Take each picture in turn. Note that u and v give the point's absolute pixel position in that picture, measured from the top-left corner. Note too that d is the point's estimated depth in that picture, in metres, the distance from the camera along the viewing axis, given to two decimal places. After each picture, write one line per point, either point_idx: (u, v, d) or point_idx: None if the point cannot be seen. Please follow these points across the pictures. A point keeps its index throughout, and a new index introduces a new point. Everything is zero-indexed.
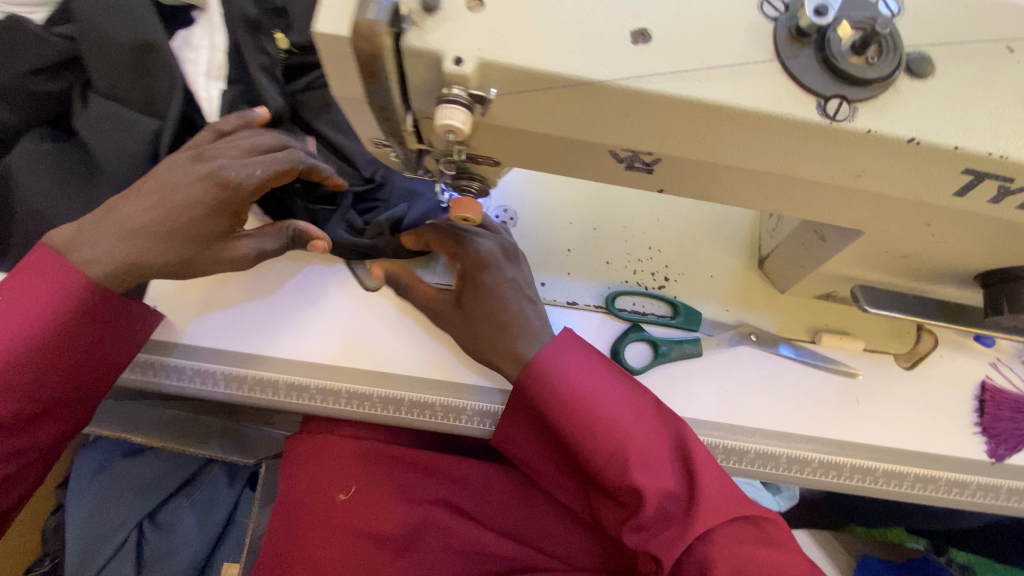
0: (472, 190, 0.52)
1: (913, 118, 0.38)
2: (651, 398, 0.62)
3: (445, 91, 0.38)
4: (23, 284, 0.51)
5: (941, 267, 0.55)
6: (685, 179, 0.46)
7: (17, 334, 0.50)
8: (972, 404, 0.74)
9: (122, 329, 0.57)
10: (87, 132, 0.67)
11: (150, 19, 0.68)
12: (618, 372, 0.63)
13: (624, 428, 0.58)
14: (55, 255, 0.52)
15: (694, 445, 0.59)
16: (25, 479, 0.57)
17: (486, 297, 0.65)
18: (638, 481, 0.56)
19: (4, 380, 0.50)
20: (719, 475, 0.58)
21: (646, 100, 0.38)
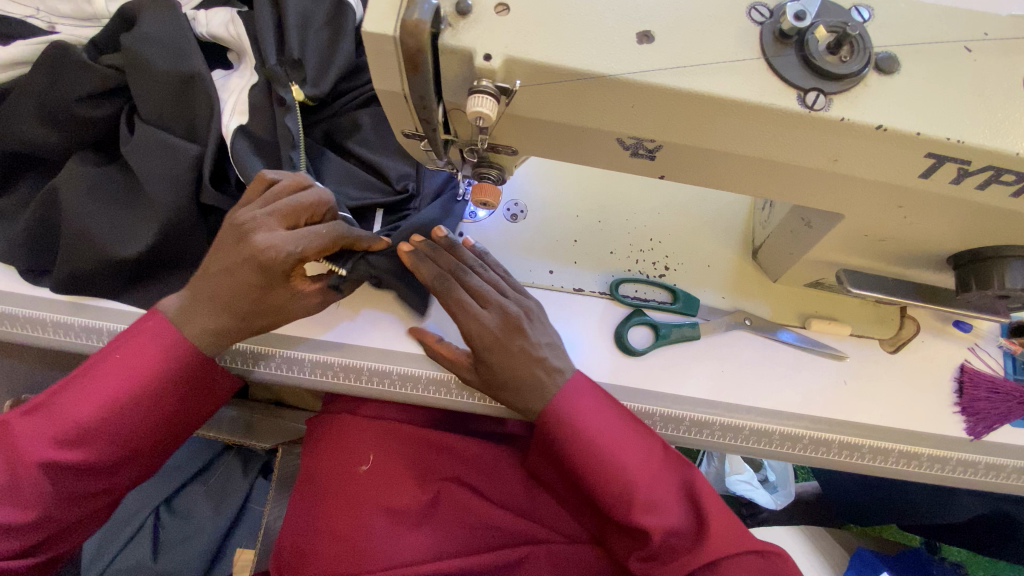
0: (491, 177, 0.57)
1: (882, 108, 0.43)
2: (657, 441, 0.67)
3: (475, 83, 0.43)
4: (138, 345, 0.61)
5: (916, 250, 0.60)
6: (683, 165, 0.51)
7: (125, 385, 0.60)
8: (952, 385, 0.80)
9: (203, 391, 0.65)
10: (132, 157, 0.73)
11: (194, 53, 0.74)
12: (629, 416, 0.67)
13: (633, 471, 0.63)
14: (167, 322, 0.63)
15: (697, 485, 0.65)
16: (87, 524, 0.64)
17: (505, 369, 0.65)
18: (644, 520, 0.61)
19: (107, 426, 0.59)
20: (722, 511, 0.64)
21: (649, 92, 0.43)
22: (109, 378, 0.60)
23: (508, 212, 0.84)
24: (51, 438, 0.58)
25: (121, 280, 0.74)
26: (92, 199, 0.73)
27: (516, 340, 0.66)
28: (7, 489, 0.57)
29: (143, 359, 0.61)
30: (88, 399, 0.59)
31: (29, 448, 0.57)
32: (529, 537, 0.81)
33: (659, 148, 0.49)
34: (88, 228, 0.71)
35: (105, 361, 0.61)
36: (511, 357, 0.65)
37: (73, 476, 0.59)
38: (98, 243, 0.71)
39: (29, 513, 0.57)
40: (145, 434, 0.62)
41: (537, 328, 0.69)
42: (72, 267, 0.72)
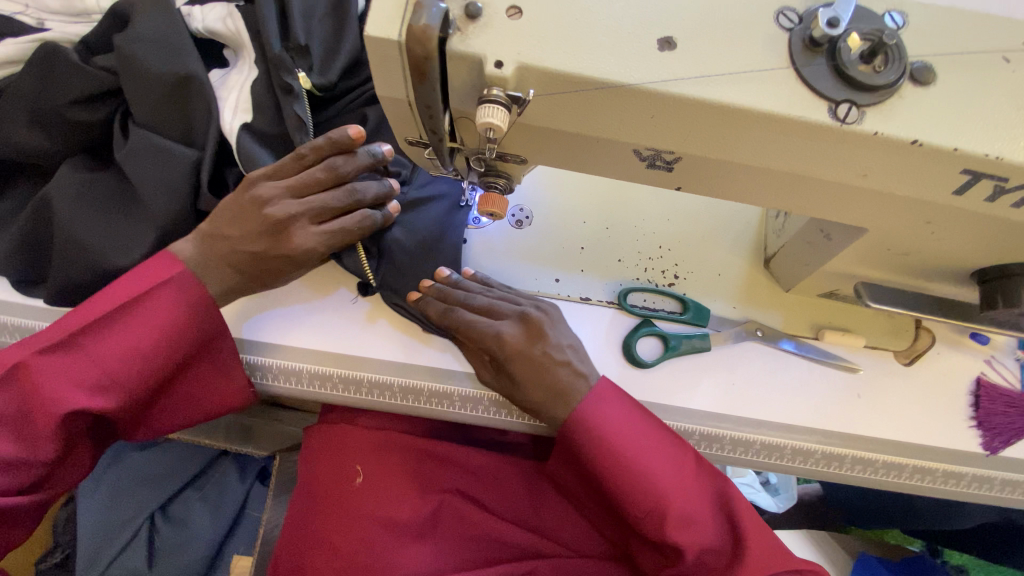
0: (498, 186, 0.55)
1: (917, 122, 0.41)
2: (690, 453, 0.64)
3: (485, 92, 0.41)
4: (159, 300, 0.60)
5: (939, 265, 0.58)
6: (701, 177, 0.49)
7: (142, 338, 0.59)
8: (967, 399, 0.78)
9: (218, 358, 0.65)
10: (126, 163, 0.70)
11: (190, 53, 0.71)
12: (660, 427, 0.65)
13: (666, 486, 0.61)
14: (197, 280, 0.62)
15: (733, 500, 0.62)
16: (75, 468, 0.62)
17: (532, 381, 0.65)
18: (678, 537, 0.60)
19: (120, 376, 0.58)
20: (759, 527, 0.62)
21: (671, 103, 0.41)
22: (140, 330, 0.59)
23: (513, 217, 0.81)
24: (75, 381, 0.57)
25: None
26: (85, 208, 0.70)
27: (536, 347, 0.66)
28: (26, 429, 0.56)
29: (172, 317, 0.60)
30: (118, 347, 0.59)
31: (52, 392, 0.56)
32: (534, 549, 0.80)
33: (678, 160, 0.47)
34: (82, 237, 0.69)
35: (125, 311, 0.60)
36: (531, 363, 0.65)
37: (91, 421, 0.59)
38: (93, 253, 0.68)
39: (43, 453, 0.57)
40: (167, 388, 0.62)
41: (555, 331, 0.69)
42: (63, 278, 0.69)
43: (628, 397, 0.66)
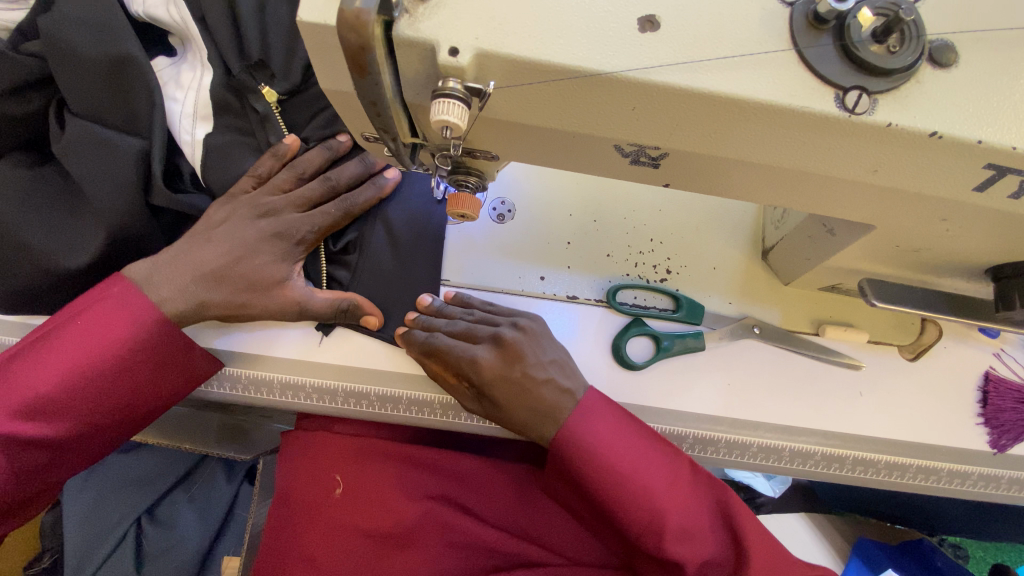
0: (470, 185, 0.50)
1: (935, 110, 0.36)
2: (685, 461, 0.62)
3: (440, 84, 0.35)
4: (105, 314, 0.58)
5: (952, 261, 0.53)
6: (690, 174, 0.44)
7: (91, 356, 0.57)
8: (975, 394, 0.74)
9: (172, 363, 0.61)
10: (67, 155, 0.65)
11: (125, 32, 0.64)
12: (653, 434, 0.62)
13: (661, 497, 0.58)
14: (136, 290, 0.59)
15: (730, 506, 0.60)
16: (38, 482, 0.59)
17: (516, 406, 0.60)
18: (679, 552, 0.57)
19: (70, 397, 0.56)
20: (759, 533, 0.59)
21: (651, 94, 0.35)
22: (73, 346, 0.57)
23: (494, 211, 0.76)
24: (17, 405, 0.55)
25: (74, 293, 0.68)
26: (28, 208, 0.65)
27: (517, 369, 0.60)
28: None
29: (106, 329, 0.57)
30: (54, 370, 0.56)
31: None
32: (521, 556, 0.77)
33: (664, 156, 0.41)
34: (28, 242, 0.65)
35: (76, 321, 0.58)
36: (514, 388, 0.60)
37: (36, 450, 0.57)
38: (42, 256, 0.64)
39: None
40: (115, 408, 0.59)
41: (537, 348, 0.63)
42: (13, 284, 0.65)
43: (617, 405, 0.63)
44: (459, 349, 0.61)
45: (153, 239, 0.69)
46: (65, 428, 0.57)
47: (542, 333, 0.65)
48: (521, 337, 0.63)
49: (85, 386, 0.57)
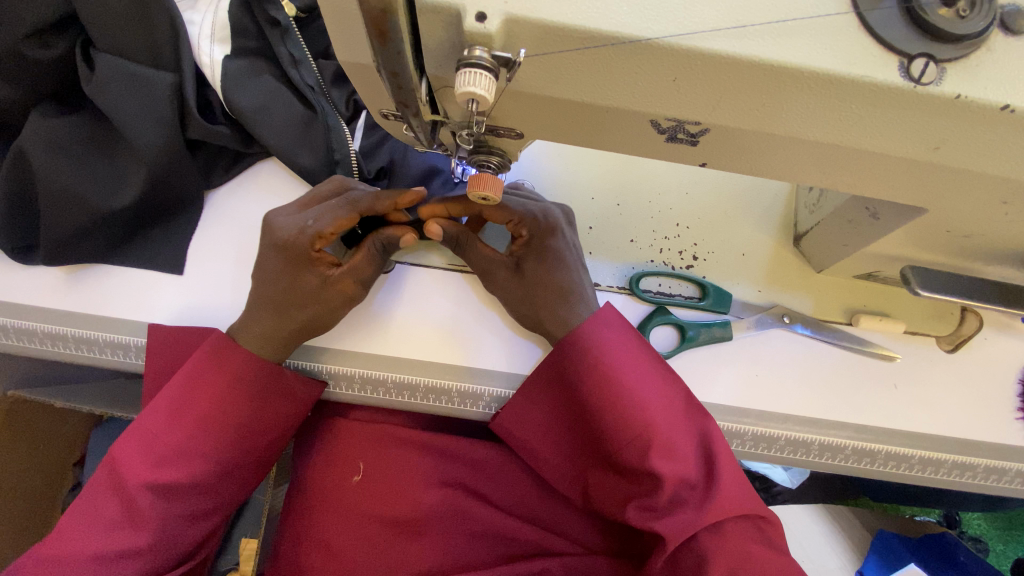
0: (491, 165, 0.47)
1: (1009, 81, 0.33)
2: (680, 388, 0.59)
3: (466, 53, 0.33)
4: (202, 373, 0.58)
5: (1005, 246, 0.50)
6: (729, 152, 0.41)
7: (205, 399, 0.57)
8: (1016, 388, 0.70)
9: (275, 394, 0.61)
10: (101, 96, 0.64)
11: None
12: (653, 354, 0.60)
13: (648, 409, 0.55)
14: (234, 342, 0.59)
15: (717, 442, 0.56)
16: (169, 548, 0.55)
17: (549, 274, 0.64)
18: (659, 465, 0.53)
19: (190, 444, 0.56)
20: (738, 475, 0.55)
21: (698, 62, 0.32)
22: (180, 409, 0.57)
23: None
24: (150, 459, 0.55)
25: (114, 240, 0.68)
26: (64, 158, 0.65)
27: (559, 236, 0.65)
28: (123, 517, 0.53)
29: (215, 379, 0.58)
30: (172, 424, 0.56)
31: (131, 476, 0.54)
32: (539, 545, 0.75)
33: (705, 132, 0.39)
34: (73, 187, 0.65)
35: (176, 385, 0.58)
36: (554, 259, 0.65)
37: (174, 498, 0.55)
38: (85, 199, 0.65)
39: (145, 537, 0.53)
40: (235, 444, 0.58)
41: (572, 241, 0.67)
42: (57, 234, 0.64)
43: (628, 323, 0.62)
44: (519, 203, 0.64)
45: (192, 177, 0.70)
46: (193, 474, 0.56)
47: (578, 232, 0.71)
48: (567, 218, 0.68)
49: (203, 426, 0.57)
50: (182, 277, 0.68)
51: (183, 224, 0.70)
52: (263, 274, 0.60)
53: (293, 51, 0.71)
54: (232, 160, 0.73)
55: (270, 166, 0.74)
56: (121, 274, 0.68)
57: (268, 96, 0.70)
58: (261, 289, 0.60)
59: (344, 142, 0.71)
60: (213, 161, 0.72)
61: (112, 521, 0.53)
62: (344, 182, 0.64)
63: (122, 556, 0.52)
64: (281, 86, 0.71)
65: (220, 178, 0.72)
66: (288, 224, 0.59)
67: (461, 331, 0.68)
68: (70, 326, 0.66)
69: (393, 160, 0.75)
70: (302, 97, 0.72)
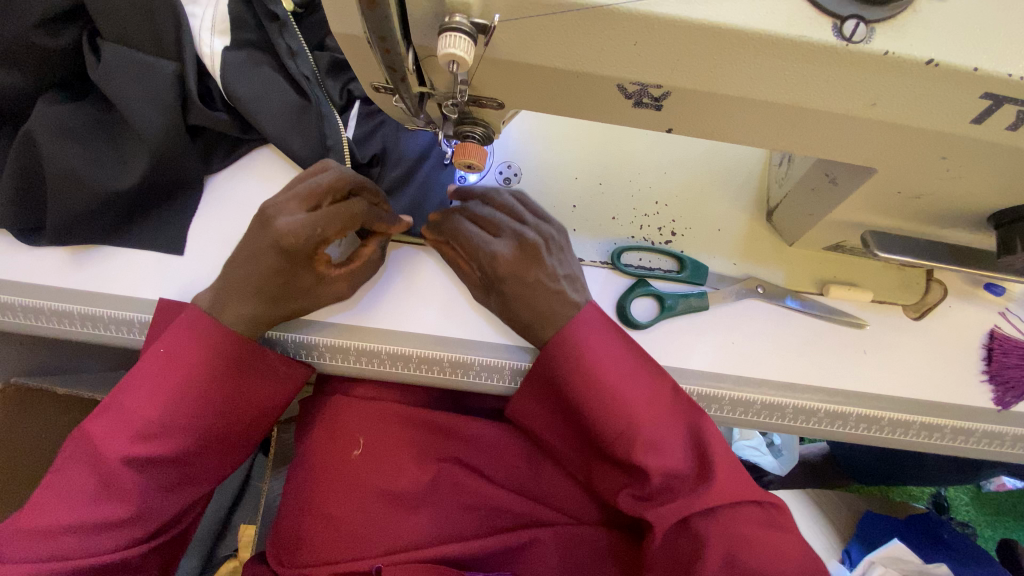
0: (476, 136, 0.51)
1: (932, 39, 0.37)
2: (665, 383, 0.61)
3: (447, 20, 0.37)
4: (177, 350, 0.60)
5: (954, 207, 0.54)
6: (692, 115, 0.45)
7: (180, 377, 0.59)
8: (980, 352, 0.74)
9: (251, 372, 0.63)
10: (107, 82, 0.67)
11: None
12: (637, 353, 0.62)
13: (632, 409, 0.58)
14: (207, 316, 0.61)
15: (705, 431, 0.59)
16: (145, 520, 0.58)
17: (519, 305, 0.63)
18: (644, 460, 0.57)
19: (165, 420, 0.58)
20: (730, 458, 0.58)
21: (654, 26, 0.36)
22: (155, 385, 0.59)
23: (501, 175, 0.77)
24: (127, 433, 0.57)
25: (118, 220, 0.72)
26: (70, 142, 0.68)
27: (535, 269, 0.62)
28: (102, 488, 0.56)
29: (190, 353, 0.60)
30: (148, 400, 0.58)
31: (109, 449, 0.56)
32: (531, 517, 0.78)
33: (667, 95, 0.42)
34: (77, 169, 0.67)
35: (153, 361, 0.60)
36: (526, 289, 0.62)
37: (151, 470, 0.58)
38: (90, 180, 0.68)
39: (125, 508, 0.56)
40: (211, 420, 0.60)
41: (567, 257, 0.67)
42: (65, 214, 0.68)
43: (610, 323, 0.64)
44: (493, 220, 0.65)
45: (193, 161, 0.73)
46: (171, 448, 0.58)
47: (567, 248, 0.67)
48: (561, 239, 0.67)
49: (178, 403, 0.58)
50: (183, 257, 0.71)
51: (184, 206, 0.74)
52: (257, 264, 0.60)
53: (290, 44, 0.75)
54: (231, 146, 0.76)
55: (268, 153, 0.77)
56: (126, 255, 0.71)
57: (266, 86, 0.73)
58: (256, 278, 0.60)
59: (337, 130, 0.74)
60: (213, 146, 0.76)
61: (93, 493, 0.56)
62: (345, 174, 0.61)
63: (102, 525, 0.56)
64: (279, 78, 0.75)
65: (219, 163, 0.75)
66: (293, 226, 0.57)
67: (451, 308, 0.71)
68: (77, 303, 0.69)
69: (386, 147, 0.78)
70: (299, 87, 0.75)
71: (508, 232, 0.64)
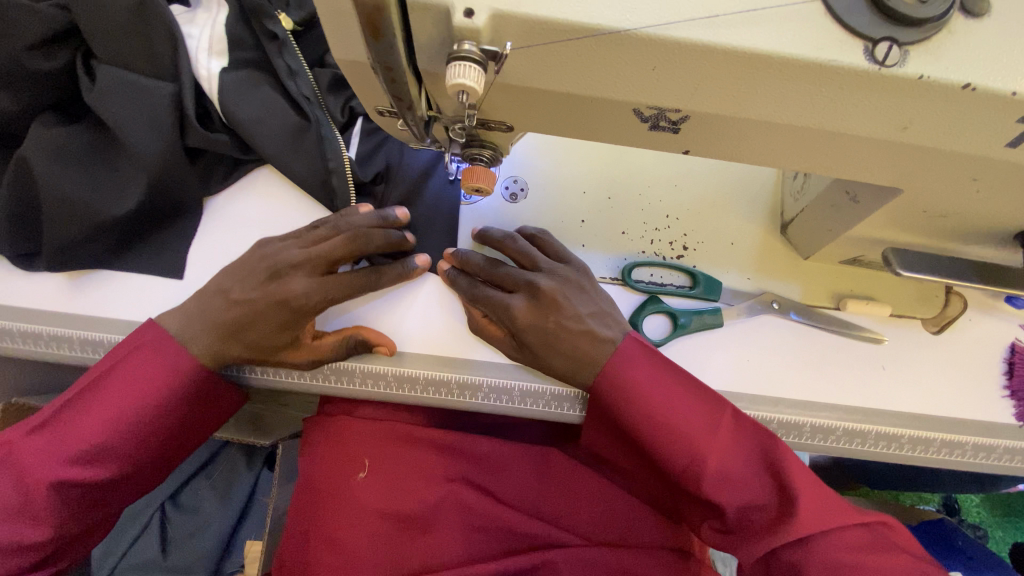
0: (484, 158, 0.49)
1: (969, 61, 0.35)
2: (726, 411, 0.58)
3: (456, 48, 0.35)
4: (134, 373, 0.58)
5: (981, 225, 0.52)
6: (710, 138, 0.43)
7: (134, 403, 0.57)
8: (1001, 367, 0.72)
9: (204, 401, 0.62)
10: (101, 105, 0.66)
11: None
12: (692, 382, 0.59)
13: (695, 447, 0.55)
14: (169, 339, 0.60)
15: (779, 457, 0.55)
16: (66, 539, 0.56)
17: (544, 356, 0.62)
18: (716, 498, 0.54)
19: (109, 446, 0.56)
20: (812, 482, 0.55)
21: (674, 50, 0.34)
22: (105, 407, 0.57)
23: (507, 190, 0.75)
24: (64, 455, 0.55)
25: (114, 245, 0.70)
26: (66, 167, 0.67)
27: (552, 316, 0.61)
28: (18, 508, 0.54)
29: (145, 377, 0.58)
30: (95, 423, 0.56)
31: (39, 470, 0.54)
32: (543, 539, 0.75)
33: (685, 119, 0.40)
34: (73, 195, 0.66)
35: (107, 382, 0.58)
36: (549, 336, 0.61)
37: (80, 495, 0.56)
38: (87, 206, 0.66)
39: (43, 531, 0.54)
40: (155, 446, 0.59)
41: (591, 297, 0.65)
42: (61, 240, 0.66)
43: (656, 352, 0.61)
44: (506, 273, 0.65)
45: (192, 183, 0.71)
46: (109, 474, 0.56)
47: (591, 289, 0.65)
48: (580, 280, 0.66)
49: (127, 430, 0.57)
50: (183, 280, 0.70)
51: (184, 227, 0.72)
52: (266, 322, 0.60)
53: (289, 62, 0.73)
54: (231, 168, 0.75)
55: (265, 175, 0.75)
56: (126, 278, 0.70)
57: (264, 107, 0.72)
58: (263, 335, 0.61)
59: (338, 150, 0.71)
60: (212, 167, 0.74)
61: (9, 512, 0.54)
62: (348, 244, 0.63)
63: (16, 547, 0.54)
64: (278, 97, 0.73)
65: (218, 185, 0.74)
66: (300, 289, 0.61)
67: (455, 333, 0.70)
68: (76, 328, 0.67)
69: (390, 164, 0.77)
70: (298, 107, 0.73)
71: (522, 286, 0.63)
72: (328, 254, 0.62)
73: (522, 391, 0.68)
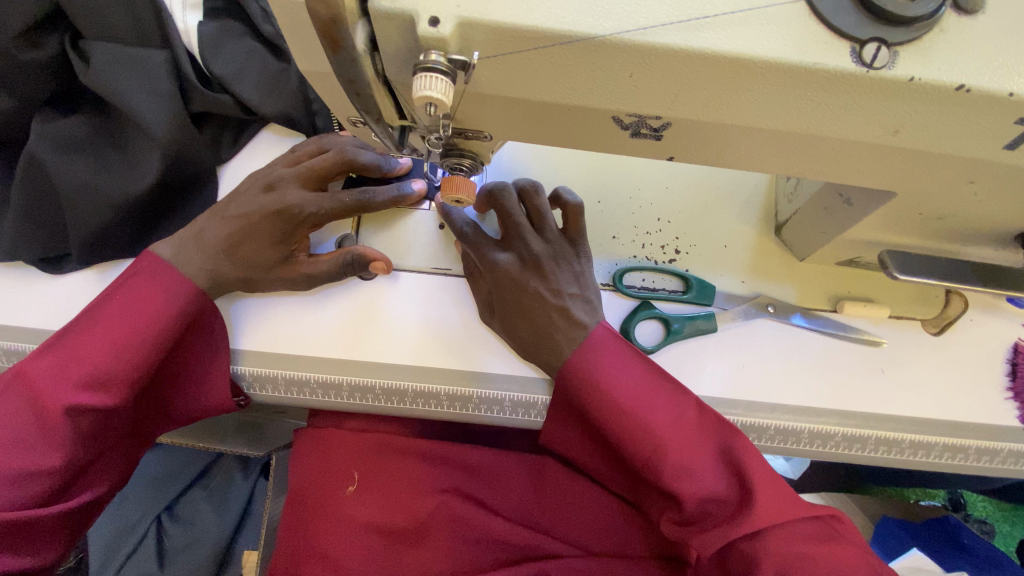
0: (464, 168, 0.48)
1: (963, 61, 0.33)
2: (690, 402, 0.57)
3: (422, 57, 0.33)
4: (133, 296, 0.56)
5: (980, 226, 0.50)
6: (696, 144, 0.41)
7: (136, 326, 0.55)
8: (1004, 368, 0.70)
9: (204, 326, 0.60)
10: (101, 82, 0.63)
11: None
12: (656, 372, 0.58)
13: (656, 434, 0.54)
14: (166, 263, 0.59)
15: (741, 451, 0.54)
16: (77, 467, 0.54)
17: (515, 315, 0.61)
18: (674, 487, 0.52)
19: (112, 366, 0.53)
20: (772, 477, 0.53)
21: (651, 57, 0.33)
22: (107, 328, 0.55)
23: None
24: (70, 379, 0.53)
25: (139, 230, 0.68)
26: (73, 154, 0.65)
27: (535, 281, 0.61)
28: (31, 436, 0.51)
29: (147, 302, 0.56)
30: (97, 345, 0.54)
31: (48, 394, 0.52)
32: (537, 549, 0.74)
33: (667, 126, 0.39)
34: (85, 179, 0.64)
35: (105, 308, 0.56)
36: (525, 299, 0.61)
37: (91, 421, 0.53)
38: (102, 189, 0.64)
39: (56, 458, 0.52)
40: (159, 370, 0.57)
41: (579, 275, 0.64)
42: (84, 232, 0.64)
43: (626, 343, 0.60)
44: (517, 222, 0.61)
45: (205, 152, 0.70)
46: (118, 397, 0.54)
47: (585, 271, 0.65)
48: (573, 255, 0.65)
49: (131, 350, 0.54)
50: None
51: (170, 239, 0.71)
52: (259, 235, 0.60)
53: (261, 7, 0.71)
54: (237, 128, 0.74)
55: (268, 137, 0.75)
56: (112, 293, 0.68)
57: (245, 57, 0.71)
58: (254, 252, 0.60)
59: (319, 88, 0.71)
60: (219, 134, 0.73)
61: (21, 440, 0.51)
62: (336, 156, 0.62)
63: (30, 475, 0.51)
64: (257, 45, 0.72)
65: (229, 151, 0.73)
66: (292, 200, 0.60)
67: (453, 339, 0.67)
68: None
69: None
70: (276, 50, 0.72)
71: (513, 245, 0.62)
72: (318, 167, 0.62)
73: (517, 403, 0.66)
